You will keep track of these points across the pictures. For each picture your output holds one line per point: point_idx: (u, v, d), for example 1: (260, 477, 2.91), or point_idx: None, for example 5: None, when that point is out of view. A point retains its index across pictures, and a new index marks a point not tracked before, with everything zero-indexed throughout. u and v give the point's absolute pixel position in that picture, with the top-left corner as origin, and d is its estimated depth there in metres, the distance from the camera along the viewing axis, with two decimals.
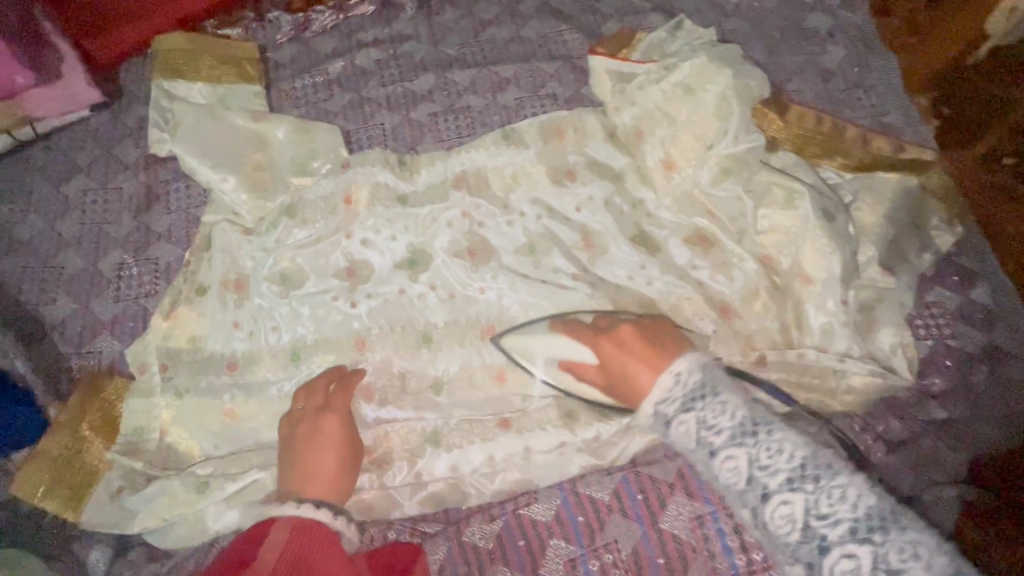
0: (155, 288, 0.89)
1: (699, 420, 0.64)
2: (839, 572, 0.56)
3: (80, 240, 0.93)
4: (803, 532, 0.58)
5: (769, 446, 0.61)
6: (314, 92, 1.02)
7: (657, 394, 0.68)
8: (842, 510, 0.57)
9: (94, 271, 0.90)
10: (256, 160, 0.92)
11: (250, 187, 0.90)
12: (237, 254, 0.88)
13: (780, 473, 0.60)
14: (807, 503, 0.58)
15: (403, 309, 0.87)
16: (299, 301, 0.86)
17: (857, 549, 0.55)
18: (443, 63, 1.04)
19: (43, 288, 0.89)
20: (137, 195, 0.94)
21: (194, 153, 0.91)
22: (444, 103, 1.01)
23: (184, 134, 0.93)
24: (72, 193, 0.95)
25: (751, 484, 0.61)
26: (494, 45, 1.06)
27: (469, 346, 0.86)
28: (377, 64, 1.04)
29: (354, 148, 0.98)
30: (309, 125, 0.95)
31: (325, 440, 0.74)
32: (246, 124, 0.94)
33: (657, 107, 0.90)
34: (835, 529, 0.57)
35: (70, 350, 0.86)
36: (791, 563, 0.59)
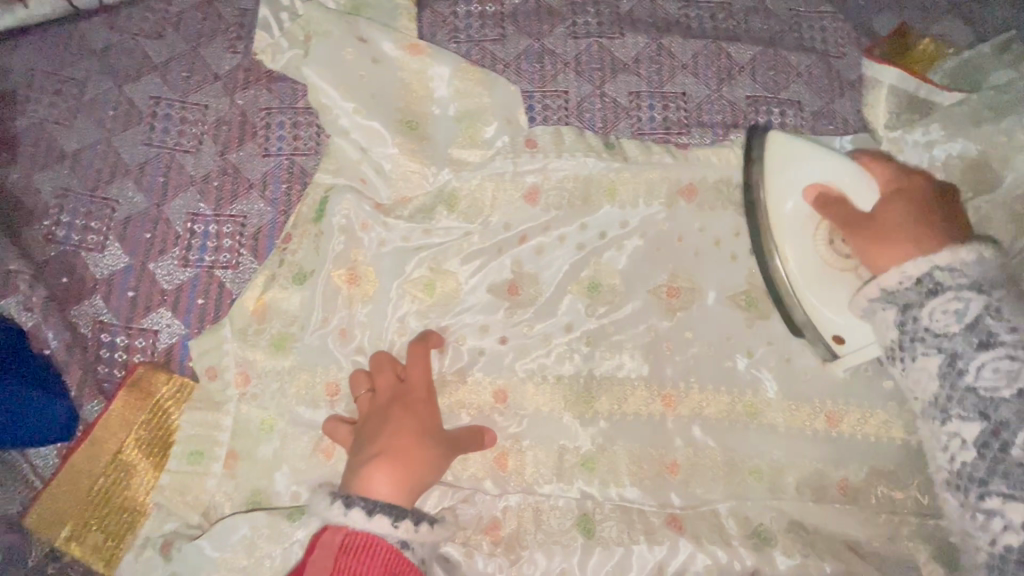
0: (237, 258, 0.66)
1: (933, 311, 0.54)
2: (962, 415, 0.53)
3: (143, 168, 0.68)
4: (940, 375, 0.54)
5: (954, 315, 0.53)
6: (481, 24, 0.74)
7: (892, 278, 0.56)
8: (983, 359, 0.52)
9: (156, 216, 0.66)
10: (406, 109, 0.68)
11: (403, 152, 0.67)
12: (365, 236, 0.65)
13: (954, 319, 0.53)
14: (977, 362, 0.52)
15: (564, 359, 0.65)
16: (445, 321, 0.65)
17: (953, 351, 0.53)
18: (659, 23, 0.76)
19: (87, 228, 0.65)
20: (228, 121, 0.69)
21: (332, 87, 0.66)
22: (652, 80, 0.74)
23: (317, 53, 0.66)
24: (139, 98, 0.69)
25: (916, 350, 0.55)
26: (729, 11, 0.77)
27: (642, 429, 0.64)
28: (570, 3, 0.76)
29: (532, 120, 0.72)
30: (482, 73, 0.69)
31: (397, 421, 0.56)
32: (403, 54, 0.68)
33: (952, 165, 0.67)
34: (984, 381, 0.52)
35: (115, 321, 0.63)
36: (917, 402, 0.57)
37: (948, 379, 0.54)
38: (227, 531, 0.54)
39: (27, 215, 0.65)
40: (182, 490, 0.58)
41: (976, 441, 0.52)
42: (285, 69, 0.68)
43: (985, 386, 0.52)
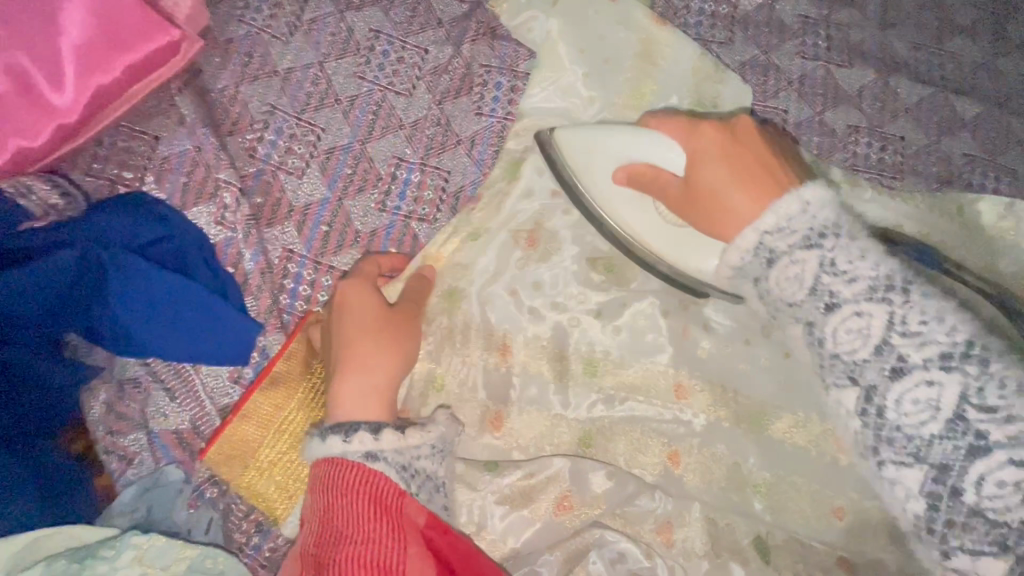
0: (434, 212, 0.64)
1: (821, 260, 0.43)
2: (911, 402, 0.40)
3: (351, 100, 0.65)
4: (873, 351, 0.41)
5: (857, 257, 0.43)
6: (711, 25, 0.71)
7: (770, 222, 0.46)
8: (908, 314, 0.41)
9: (360, 153, 0.64)
10: (637, 83, 0.68)
11: (612, 124, 0.68)
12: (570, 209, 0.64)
13: (790, 237, 0.45)
14: (892, 320, 0.41)
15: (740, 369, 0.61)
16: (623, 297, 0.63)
17: (873, 309, 0.42)
18: (887, 61, 0.73)
19: (291, 150, 0.63)
20: (445, 69, 0.66)
21: (564, 45, 0.67)
22: (872, 116, 0.72)
23: (564, 10, 0.67)
24: (360, 27, 0.66)
25: (834, 305, 0.43)
26: (959, 64, 0.75)
27: (825, 469, 0.58)
28: (802, 21, 0.73)
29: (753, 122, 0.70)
30: (715, 66, 0.69)
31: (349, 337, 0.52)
32: (648, 28, 0.68)
33: None
34: (920, 351, 0.40)
35: (305, 252, 0.61)
36: (836, 380, 0.43)
37: (846, 349, 0.42)
38: None
39: (235, 124, 0.62)
40: None
41: (942, 425, 0.39)
42: (521, 27, 0.67)
43: (889, 391, 0.41)
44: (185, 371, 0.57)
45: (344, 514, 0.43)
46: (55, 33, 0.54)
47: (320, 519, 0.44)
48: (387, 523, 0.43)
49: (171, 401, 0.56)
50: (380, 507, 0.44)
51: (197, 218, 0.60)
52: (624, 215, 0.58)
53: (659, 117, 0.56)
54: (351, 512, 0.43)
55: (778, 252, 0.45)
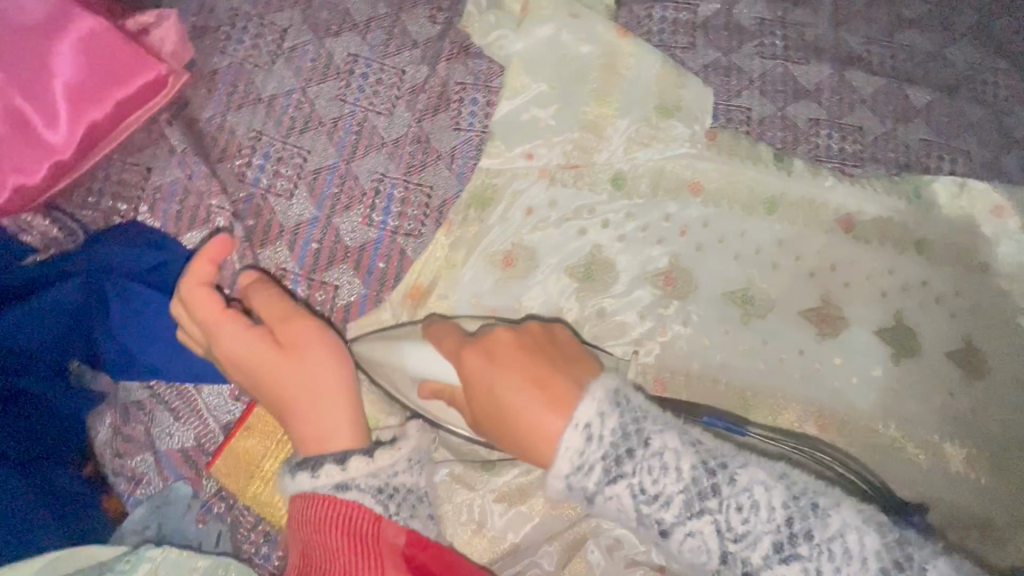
0: (419, 225, 0.66)
1: (631, 489, 0.43)
2: (688, 547, 0.43)
3: (333, 122, 0.68)
4: (636, 519, 0.44)
5: (656, 468, 0.44)
6: (673, 31, 0.75)
7: (575, 443, 0.45)
8: (733, 518, 0.42)
9: (346, 172, 0.66)
10: (604, 92, 0.72)
11: (585, 129, 0.72)
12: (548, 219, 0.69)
13: (606, 433, 0.45)
14: (665, 496, 0.43)
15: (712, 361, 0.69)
16: (605, 304, 0.69)
17: (698, 525, 0.43)
18: (842, 56, 0.77)
19: (279, 174, 0.65)
20: (422, 88, 0.69)
21: (534, 60, 0.71)
22: (831, 109, 0.75)
23: (529, 30, 0.71)
24: (339, 52, 0.69)
25: (585, 467, 0.44)
26: (909, 55, 0.79)
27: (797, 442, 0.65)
28: (759, 23, 0.77)
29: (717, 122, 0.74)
30: (677, 70, 0.73)
31: (474, 375, 0.51)
32: (610, 40, 0.72)
33: None
34: (668, 511, 0.43)
35: (298, 270, 0.63)
36: (645, 524, 0.45)
37: (632, 514, 0.45)
38: None
39: (223, 151, 0.65)
40: None
41: (718, 561, 0.43)
42: (492, 45, 0.71)
43: (739, 549, 0.42)
44: (186, 394, 0.58)
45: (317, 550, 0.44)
46: (48, 75, 0.58)
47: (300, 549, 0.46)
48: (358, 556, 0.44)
49: (173, 424, 0.57)
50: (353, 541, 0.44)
51: (190, 243, 0.62)
52: (431, 413, 0.58)
53: (448, 330, 0.57)
54: (331, 548, 0.44)
55: (590, 491, 0.44)
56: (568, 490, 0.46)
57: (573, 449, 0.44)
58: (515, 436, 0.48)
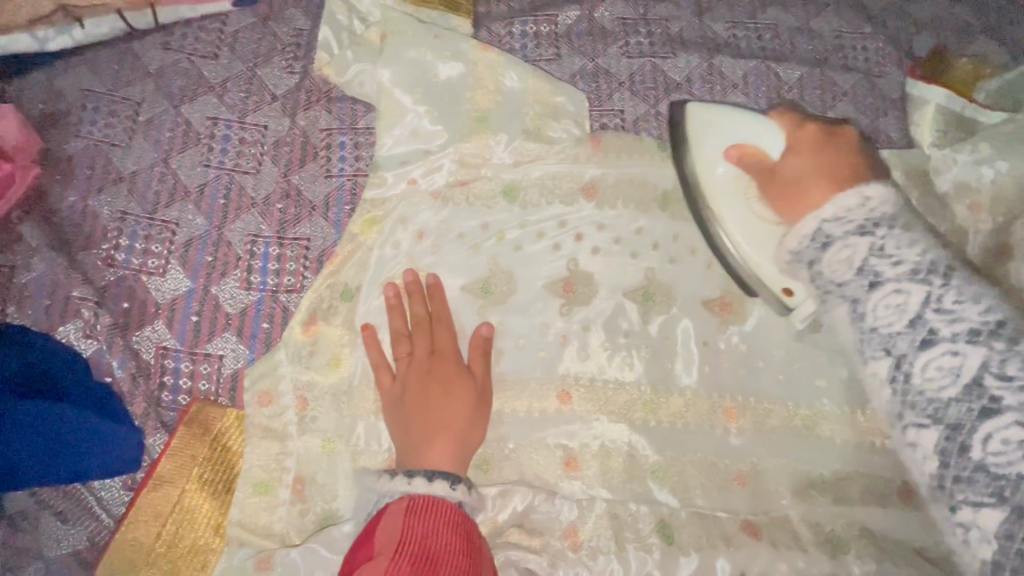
0: (300, 281, 0.65)
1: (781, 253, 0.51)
2: (934, 369, 0.48)
3: (200, 190, 0.67)
4: (908, 324, 0.50)
5: (900, 241, 0.52)
6: (536, 44, 0.75)
7: (830, 212, 0.56)
8: (945, 295, 0.49)
9: (218, 238, 0.65)
10: (478, 112, 0.69)
11: (463, 150, 0.68)
12: (437, 251, 0.66)
13: (848, 226, 0.54)
14: (873, 246, 0.52)
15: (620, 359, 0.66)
16: (500, 321, 0.65)
17: (913, 287, 0.50)
18: (709, 44, 0.78)
19: (149, 250, 0.64)
20: (286, 140, 0.68)
21: (399, 85, 0.68)
22: (704, 98, 0.76)
23: (388, 55, 0.68)
24: (198, 118, 0.68)
25: (828, 242, 0.55)
26: (776, 32, 0.79)
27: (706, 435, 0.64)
28: (622, 23, 0.77)
29: (597, 125, 0.73)
30: (549, 77, 0.71)
31: (442, 385, 0.60)
32: (477, 57, 0.70)
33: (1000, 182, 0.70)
34: (950, 326, 0.48)
35: (178, 346, 0.62)
36: (872, 352, 0.52)
37: (882, 323, 0.51)
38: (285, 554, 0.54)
39: (86, 237, 0.64)
40: (253, 519, 0.57)
41: (960, 389, 0.47)
42: (351, 84, 0.69)
43: (881, 320, 0.51)
44: (77, 491, 0.57)
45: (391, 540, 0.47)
46: None
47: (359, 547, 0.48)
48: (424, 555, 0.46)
49: (65, 523, 0.56)
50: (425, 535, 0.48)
51: (61, 337, 0.60)
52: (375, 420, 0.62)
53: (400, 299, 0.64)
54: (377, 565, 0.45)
55: (834, 237, 0.55)
56: (859, 334, 0.53)
57: (828, 214, 0.56)
58: (766, 201, 0.61)
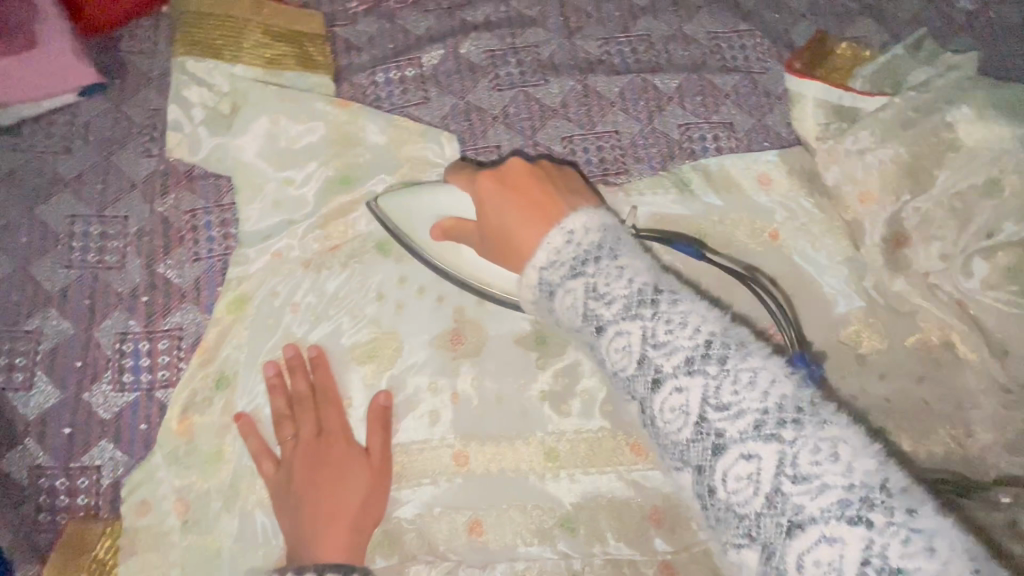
0: (177, 375, 0.62)
1: (587, 287, 0.40)
2: (735, 480, 0.34)
3: (65, 292, 0.64)
4: (696, 429, 0.36)
5: (739, 377, 0.35)
6: (402, 91, 0.73)
7: None
8: (721, 387, 0.35)
9: (87, 342, 0.63)
10: (342, 171, 0.67)
11: (330, 214, 0.66)
12: (317, 322, 0.64)
13: (611, 303, 0.39)
14: (648, 330, 0.38)
15: (520, 410, 0.63)
16: (389, 385, 0.63)
17: (761, 450, 0.34)
18: (582, 65, 0.76)
19: (15, 366, 0.61)
20: (150, 228, 0.66)
21: (262, 159, 0.66)
22: (582, 121, 0.74)
23: (244, 129, 0.66)
24: (54, 218, 0.66)
25: (603, 327, 0.39)
26: (649, 43, 0.77)
27: (615, 474, 0.62)
28: (490, 57, 0.75)
29: (472, 166, 0.71)
30: (413, 125, 0.69)
31: (334, 472, 0.56)
32: (333, 115, 0.68)
33: (891, 166, 0.68)
34: (818, 489, 0.32)
35: (52, 463, 0.59)
36: (675, 463, 0.37)
37: (672, 429, 0.37)
38: None
39: None
40: None
41: None
42: (207, 159, 0.66)
43: (743, 476, 0.34)
44: None
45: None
46: None
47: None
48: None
49: None
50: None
51: None
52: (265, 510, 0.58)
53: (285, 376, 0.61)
54: None
55: (645, 311, 0.40)
56: (655, 438, 0.39)
57: (544, 256, 0.43)
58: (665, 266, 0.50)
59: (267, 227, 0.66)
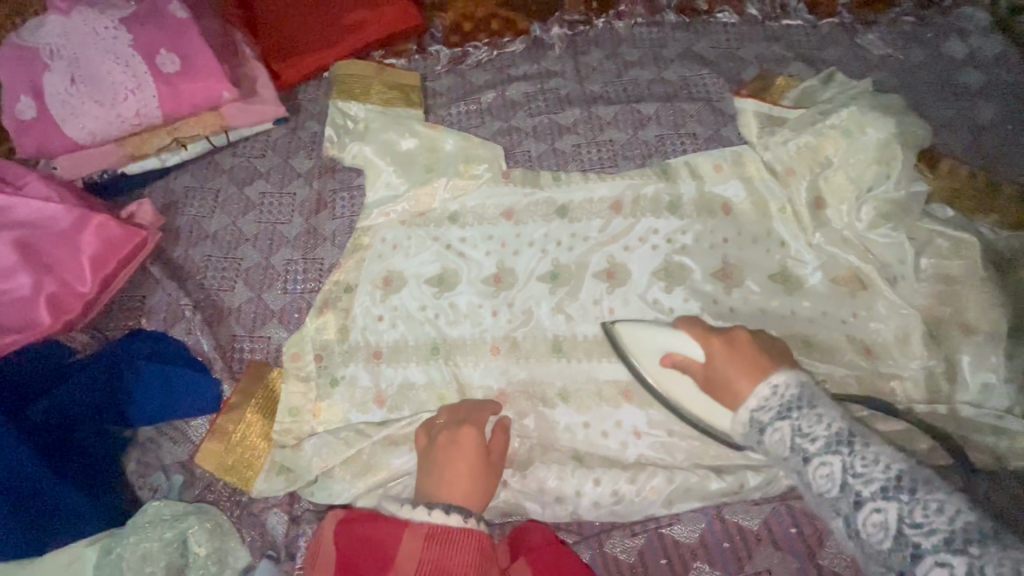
0: (318, 285, 0.98)
1: (794, 427, 0.65)
2: (874, 525, 0.60)
3: (257, 237, 1.04)
4: (895, 540, 0.59)
5: (867, 455, 0.62)
6: (467, 119, 1.11)
7: (753, 403, 0.69)
8: (855, 462, 0.62)
9: (266, 264, 1.01)
10: (425, 165, 1.03)
11: (419, 190, 1.01)
12: (408, 256, 0.98)
13: (815, 442, 0.64)
14: (795, 426, 0.66)
15: (535, 321, 0.92)
16: (453, 301, 0.94)
17: (887, 505, 0.60)
18: (588, 99, 1.11)
19: (225, 277, 1.00)
20: (308, 200, 1.05)
21: (379, 157, 1.03)
22: (587, 135, 1.07)
23: (370, 139, 1.05)
24: (253, 194, 1.07)
25: (763, 428, 0.68)
26: (636, 85, 1.12)
27: (599, 360, 0.89)
28: (526, 97, 1.12)
29: (511, 163, 1.06)
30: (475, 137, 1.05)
31: (461, 441, 0.75)
32: (424, 133, 1.04)
33: (811, 149, 0.93)
34: (928, 539, 0.57)
35: (244, 334, 0.95)
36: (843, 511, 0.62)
37: (821, 488, 0.64)
38: (308, 449, 0.82)
39: (188, 273, 1.00)
40: (289, 434, 0.86)
41: None
42: (346, 155, 1.05)
43: (822, 484, 0.64)
44: (181, 426, 0.88)
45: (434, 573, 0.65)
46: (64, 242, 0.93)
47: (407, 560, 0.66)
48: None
49: (174, 445, 0.87)
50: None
51: (171, 332, 0.95)
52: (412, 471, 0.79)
53: (461, 419, 0.78)
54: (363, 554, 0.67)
55: (809, 454, 0.64)
56: (818, 497, 0.65)
57: (753, 406, 0.69)
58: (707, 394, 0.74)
59: (377, 198, 1.02)
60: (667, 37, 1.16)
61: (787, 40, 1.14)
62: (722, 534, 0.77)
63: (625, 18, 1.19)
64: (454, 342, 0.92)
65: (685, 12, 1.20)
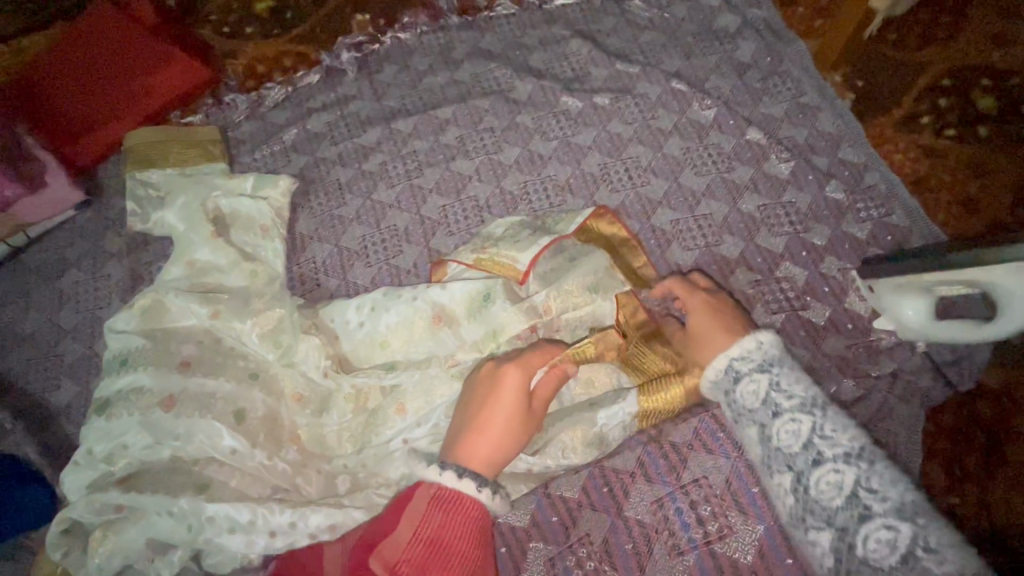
0: None
1: (814, 424, 0.58)
2: (875, 541, 0.50)
3: (78, 328, 1.01)
4: (845, 498, 0.53)
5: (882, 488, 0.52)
6: (273, 160, 1.11)
7: (736, 352, 0.66)
8: (873, 478, 0.53)
9: (91, 353, 0.98)
10: (218, 231, 0.98)
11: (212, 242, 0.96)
12: (196, 322, 0.90)
13: (839, 451, 0.56)
14: (818, 424, 0.58)
15: (366, 348, 0.89)
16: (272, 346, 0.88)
17: (847, 468, 0.55)
18: (388, 116, 1.13)
19: (48, 376, 0.97)
20: (124, 278, 1.03)
21: (178, 208, 1.00)
22: (391, 150, 1.10)
23: (171, 201, 1.02)
24: (66, 285, 1.04)
25: (739, 377, 0.65)
26: (431, 91, 1.15)
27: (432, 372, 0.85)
28: (328, 126, 1.13)
29: (321, 195, 1.07)
30: (271, 178, 1.05)
31: (500, 376, 0.70)
32: (223, 184, 1.03)
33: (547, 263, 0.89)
34: (878, 506, 0.51)
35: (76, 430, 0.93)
36: (815, 523, 0.54)
37: (825, 495, 0.54)
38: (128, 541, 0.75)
39: (8, 382, 0.97)
40: None
41: (898, 562, 0.48)
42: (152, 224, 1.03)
43: (818, 493, 0.55)
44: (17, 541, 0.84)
45: (433, 537, 0.60)
46: None
47: (382, 553, 0.59)
48: (448, 555, 0.60)
49: (12, 562, 0.83)
50: (460, 546, 0.60)
51: None
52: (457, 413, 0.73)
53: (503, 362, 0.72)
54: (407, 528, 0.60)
55: (779, 409, 0.60)
56: (802, 505, 0.56)
57: (736, 355, 0.66)
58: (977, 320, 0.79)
59: (173, 272, 0.96)
60: (454, 39, 1.19)
61: (564, 19, 1.19)
62: (550, 509, 0.79)
63: (410, 29, 1.21)
64: (245, 414, 0.81)
65: (468, 12, 1.23)
